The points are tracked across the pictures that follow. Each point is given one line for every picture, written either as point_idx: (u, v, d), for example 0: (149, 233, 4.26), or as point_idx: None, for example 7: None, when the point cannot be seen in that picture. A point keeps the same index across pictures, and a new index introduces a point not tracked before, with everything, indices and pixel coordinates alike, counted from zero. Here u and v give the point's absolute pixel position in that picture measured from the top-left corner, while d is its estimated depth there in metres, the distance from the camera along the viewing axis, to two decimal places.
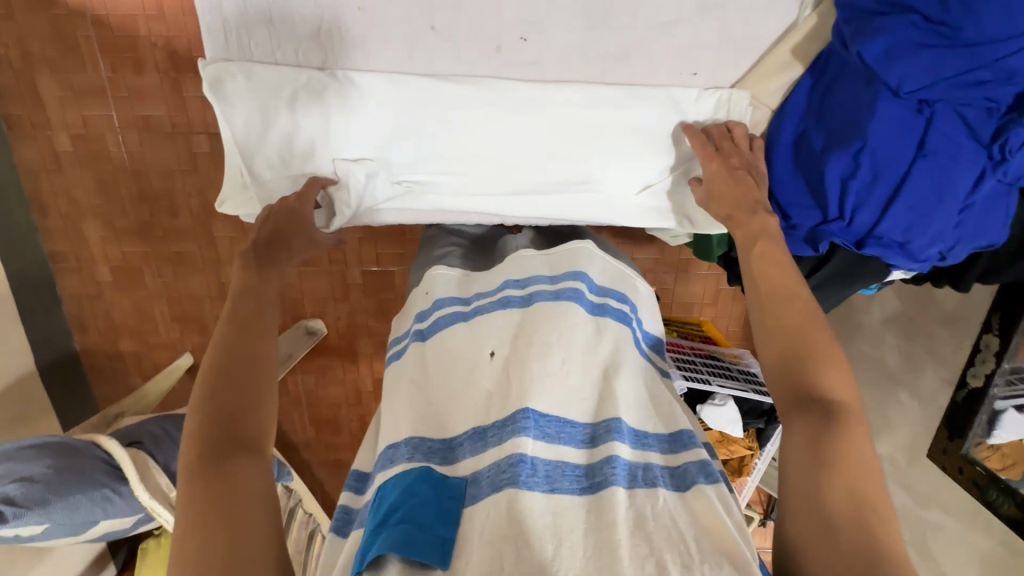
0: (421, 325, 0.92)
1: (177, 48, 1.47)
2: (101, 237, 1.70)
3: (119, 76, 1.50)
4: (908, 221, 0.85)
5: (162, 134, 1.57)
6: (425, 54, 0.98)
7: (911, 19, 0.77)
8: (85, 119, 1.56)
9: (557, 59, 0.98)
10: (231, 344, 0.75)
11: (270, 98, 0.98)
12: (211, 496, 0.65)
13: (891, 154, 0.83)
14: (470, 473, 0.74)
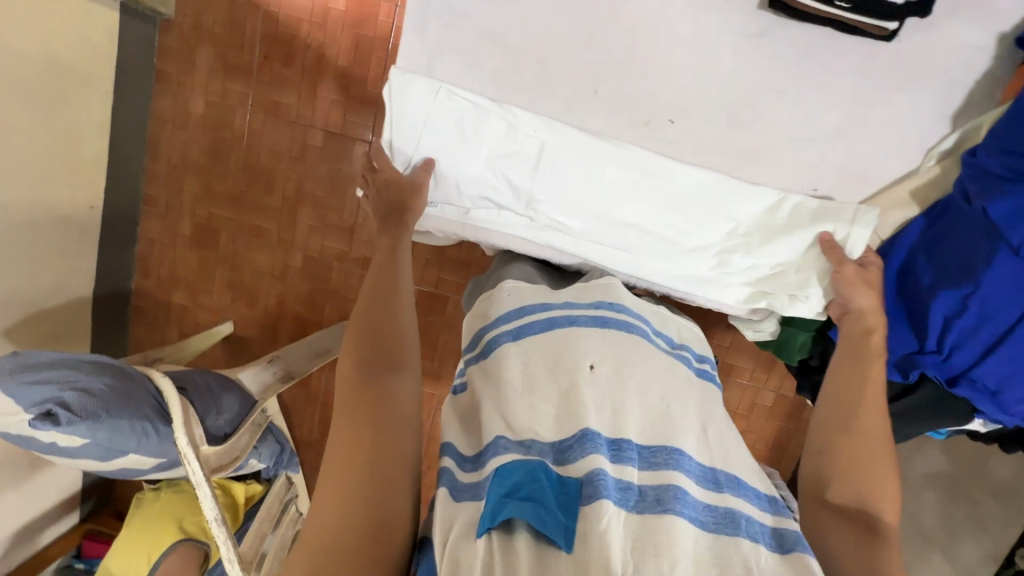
0: (512, 327, 0.92)
1: (327, 54, 1.64)
2: (196, 195, 1.82)
3: (268, 63, 1.67)
4: (1007, 368, 0.87)
5: (285, 120, 1.72)
6: (586, 107, 1.07)
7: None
8: (224, 91, 1.72)
9: (699, 141, 1.06)
10: (375, 314, 0.89)
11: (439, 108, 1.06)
12: (364, 410, 0.80)
13: (999, 301, 0.85)
14: (585, 472, 0.71)
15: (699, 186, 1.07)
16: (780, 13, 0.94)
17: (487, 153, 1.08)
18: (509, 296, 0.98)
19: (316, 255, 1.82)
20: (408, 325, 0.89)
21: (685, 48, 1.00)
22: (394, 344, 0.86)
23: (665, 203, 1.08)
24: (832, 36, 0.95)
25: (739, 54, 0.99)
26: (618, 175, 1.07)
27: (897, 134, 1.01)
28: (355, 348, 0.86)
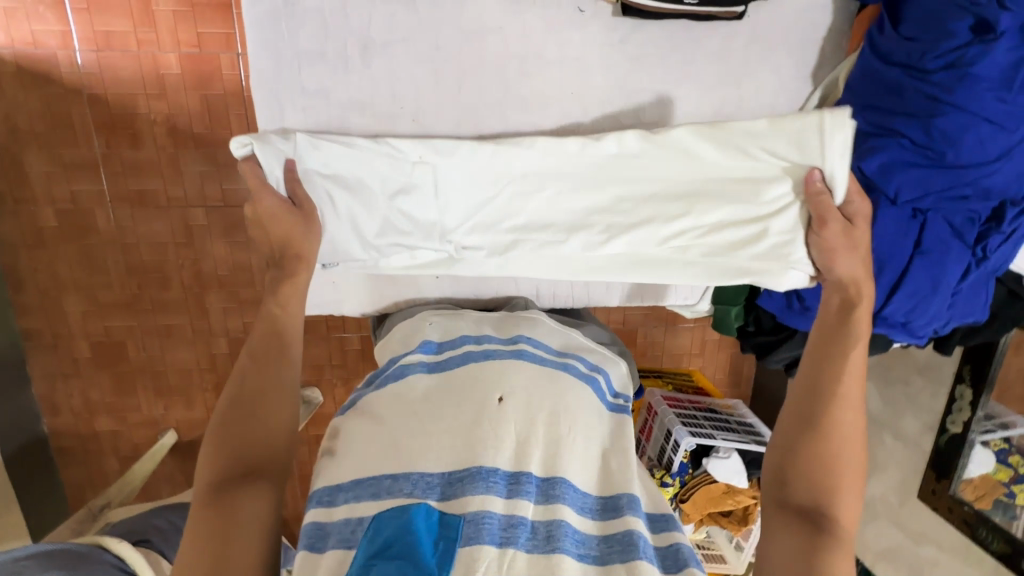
0: (427, 358, 0.91)
1: (177, 125, 1.48)
2: (82, 313, 1.62)
3: (114, 151, 1.49)
4: (907, 307, 0.81)
5: (156, 206, 1.55)
6: (491, 103, 0.87)
7: (900, 142, 0.76)
8: (74, 194, 1.52)
9: (628, 103, 0.87)
10: (243, 409, 0.78)
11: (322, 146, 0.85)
12: (213, 522, 0.71)
13: (884, 253, 0.80)
14: (470, 512, 0.70)
15: (631, 157, 0.87)
16: (638, 16, 0.80)
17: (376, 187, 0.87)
18: (433, 325, 0.98)
19: (240, 334, 1.70)
20: (282, 417, 0.80)
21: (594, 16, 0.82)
22: (262, 437, 0.78)
23: (603, 189, 0.89)
24: (691, 25, 0.83)
25: (610, 66, 0.85)
26: (529, 181, 0.88)
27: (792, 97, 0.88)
28: (217, 443, 0.76)
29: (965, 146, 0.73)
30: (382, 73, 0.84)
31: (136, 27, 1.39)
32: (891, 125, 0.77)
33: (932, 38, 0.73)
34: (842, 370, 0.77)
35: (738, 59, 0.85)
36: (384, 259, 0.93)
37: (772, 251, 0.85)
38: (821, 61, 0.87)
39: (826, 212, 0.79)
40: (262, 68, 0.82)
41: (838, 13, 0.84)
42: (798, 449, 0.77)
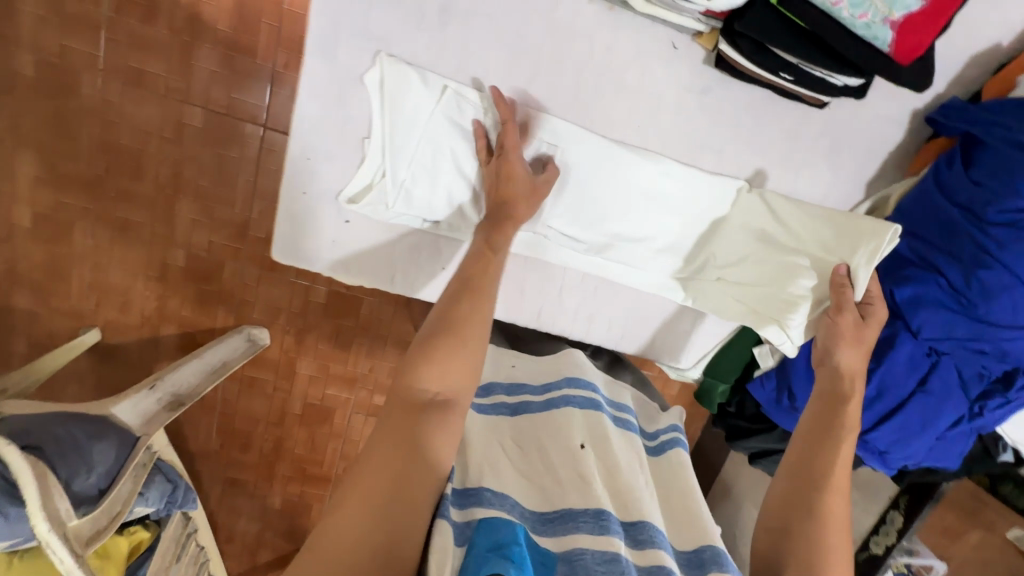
0: (508, 398, 0.88)
1: (201, 15, 1.35)
2: (34, 179, 1.47)
3: (122, 20, 1.34)
4: (894, 437, 0.82)
5: (151, 93, 1.41)
6: (577, 100, 0.81)
7: (937, 280, 0.76)
8: (63, 50, 1.36)
9: (712, 144, 0.84)
10: (439, 343, 0.68)
11: (395, 91, 0.77)
12: (397, 455, 0.63)
13: (896, 386, 0.81)
14: (563, 549, 0.66)
15: (690, 203, 0.87)
16: (725, 72, 0.78)
17: (431, 147, 0.81)
18: (517, 369, 0.93)
19: (202, 252, 1.58)
20: (468, 368, 0.69)
21: (693, 55, 0.78)
22: (450, 386, 0.67)
23: (658, 223, 0.88)
24: (775, 98, 0.81)
25: (682, 112, 0.82)
26: (614, 193, 0.85)
27: (842, 198, 0.88)
28: (405, 375, 0.67)
29: (1002, 304, 0.72)
30: (454, 44, 0.77)
31: None
32: (931, 260, 0.77)
33: (999, 191, 0.72)
34: (834, 463, 0.72)
35: (806, 147, 0.84)
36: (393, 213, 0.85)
37: (780, 306, 0.83)
38: (879, 174, 0.87)
39: (843, 301, 0.78)
40: None
41: (909, 134, 0.84)
42: (793, 530, 0.68)
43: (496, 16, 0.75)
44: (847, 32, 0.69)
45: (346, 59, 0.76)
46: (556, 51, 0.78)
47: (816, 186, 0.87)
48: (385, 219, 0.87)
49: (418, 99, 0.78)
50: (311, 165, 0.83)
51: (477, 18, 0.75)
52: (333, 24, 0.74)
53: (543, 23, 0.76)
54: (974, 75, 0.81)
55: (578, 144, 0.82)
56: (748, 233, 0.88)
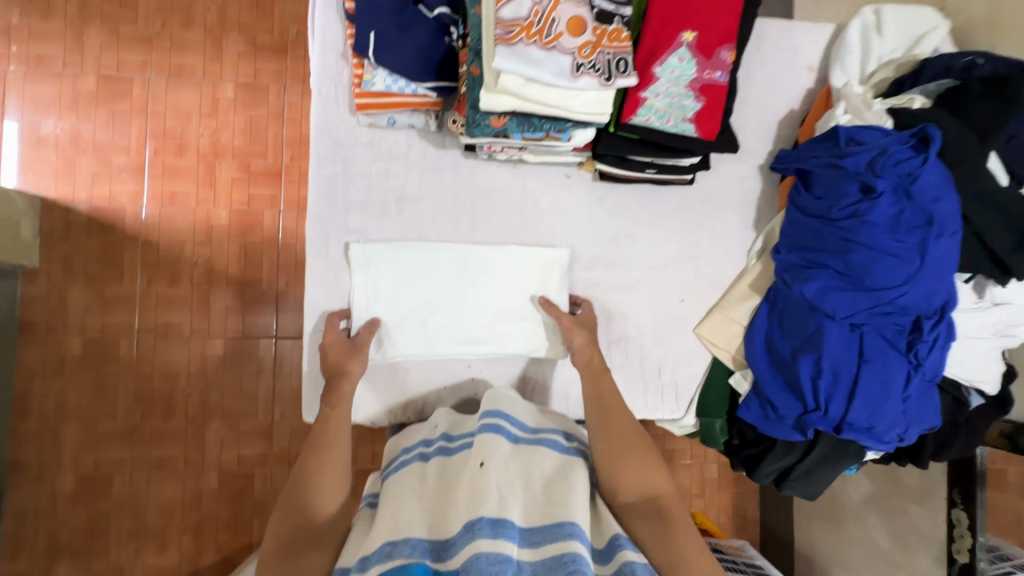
0: (424, 447, 0.81)
1: (215, 266, 1.69)
2: (77, 443, 1.62)
3: (152, 288, 1.67)
4: (865, 412, 0.83)
5: (178, 337, 1.67)
6: (526, 226, 1.00)
7: (828, 271, 0.86)
8: (104, 325, 1.65)
9: (635, 227, 1.03)
10: (311, 476, 0.78)
11: (379, 259, 0.93)
12: None
13: (838, 363, 0.84)
14: (462, 562, 0.58)
15: (646, 273, 1.02)
16: (613, 181, 0.99)
17: (420, 294, 0.95)
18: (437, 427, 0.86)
19: (232, 467, 1.67)
20: (327, 489, 0.77)
21: (579, 177, 1.01)
22: (326, 515, 0.75)
23: (627, 298, 1.02)
24: (652, 187, 1.02)
25: (592, 217, 1.02)
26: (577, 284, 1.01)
27: (741, 241, 1.05)
28: (296, 503, 0.75)
29: (880, 273, 0.81)
30: (412, 221, 0.96)
31: (198, 190, 1.70)
32: (816, 258, 0.88)
33: (833, 196, 0.86)
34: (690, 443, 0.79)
35: (695, 213, 1.04)
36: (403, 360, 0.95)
37: (709, 326, 1.00)
38: (760, 214, 1.06)
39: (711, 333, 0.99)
40: (316, 205, 0.94)
41: (765, 182, 1.06)
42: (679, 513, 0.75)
43: (444, 190, 0.97)
44: (674, 134, 0.82)
45: (335, 251, 0.94)
46: (494, 200, 0.99)
47: (718, 239, 1.04)
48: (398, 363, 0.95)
49: (399, 259, 0.94)
50: (314, 339, 0.93)
51: (427, 196, 0.97)
52: (321, 227, 0.94)
53: (477, 185, 0.98)
54: (791, 130, 1.06)
55: (540, 254, 0.98)
56: (676, 280, 1.03)
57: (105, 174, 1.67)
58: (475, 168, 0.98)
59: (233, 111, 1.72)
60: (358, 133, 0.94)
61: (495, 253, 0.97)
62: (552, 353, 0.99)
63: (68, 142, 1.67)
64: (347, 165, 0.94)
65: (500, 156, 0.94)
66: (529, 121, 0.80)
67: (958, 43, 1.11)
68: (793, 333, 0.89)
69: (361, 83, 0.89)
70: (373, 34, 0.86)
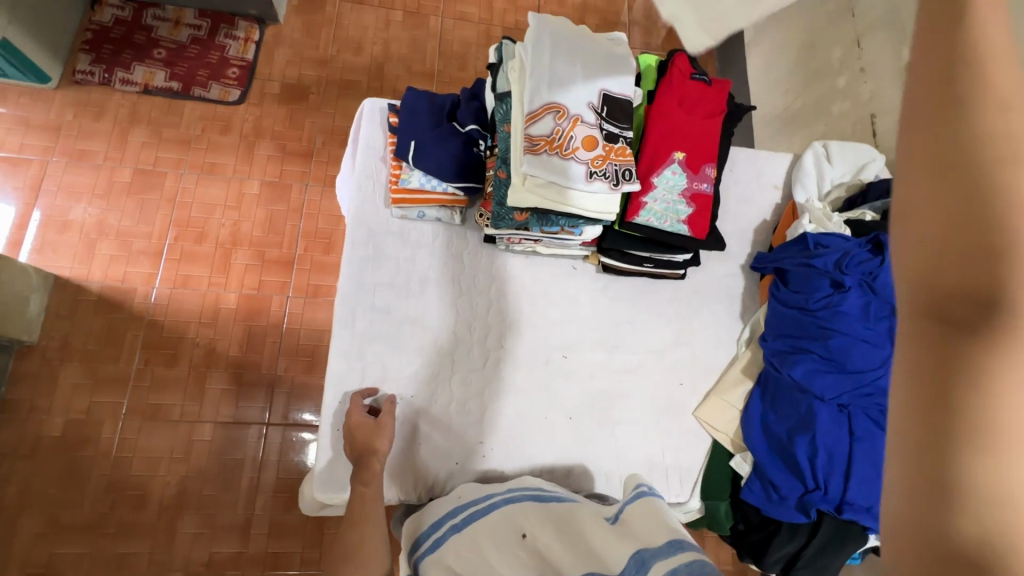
0: (452, 519, 0.83)
1: (217, 348, 1.71)
2: (33, 536, 1.49)
3: (149, 368, 1.66)
4: (860, 490, 0.88)
5: (166, 421, 1.63)
6: (541, 306, 1.08)
7: (812, 355, 0.95)
8: (91, 405, 1.61)
9: (635, 313, 1.11)
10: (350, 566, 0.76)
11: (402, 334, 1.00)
12: None
13: (831, 442, 0.90)
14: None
15: (648, 355, 1.09)
16: (614, 272, 1.11)
17: (438, 368, 1.00)
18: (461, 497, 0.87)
19: (200, 569, 1.54)
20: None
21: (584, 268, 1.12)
22: None
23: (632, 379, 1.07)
24: (650, 280, 1.13)
25: (597, 305, 1.10)
26: (588, 362, 1.07)
27: (730, 330, 1.14)
28: None
29: (855, 358, 0.91)
30: (435, 299, 1.04)
31: (211, 274, 1.77)
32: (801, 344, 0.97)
33: (806, 290, 0.99)
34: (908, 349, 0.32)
35: (688, 304, 1.14)
36: (419, 433, 0.96)
37: (706, 408, 1.06)
38: (745, 307, 1.17)
39: None
40: (348, 281, 1.01)
41: (747, 279, 1.18)
42: None
43: (467, 272, 1.06)
44: (671, 233, 0.96)
45: (362, 324, 0.99)
46: (511, 282, 1.08)
47: (710, 328, 1.14)
48: (413, 437, 0.96)
49: (422, 334, 1.01)
50: (334, 408, 0.94)
51: (450, 276, 1.05)
52: (351, 299, 1.00)
53: (496, 268, 1.08)
54: (766, 235, 1.22)
55: (554, 334, 1.07)
56: (674, 363, 1.10)
57: (123, 257, 1.75)
58: (495, 254, 1.08)
59: (255, 205, 1.87)
60: (390, 223, 1.05)
61: (512, 331, 1.05)
62: (564, 432, 1.02)
63: (93, 226, 1.76)
64: (380, 247, 1.04)
65: (516, 247, 1.06)
66: (547, 217, 0.92)
67: (894, 173, 1.33)
68: (786, 413, 0.96)
69: (398, 181, 1.03)
70: (414, 143, 1.02)
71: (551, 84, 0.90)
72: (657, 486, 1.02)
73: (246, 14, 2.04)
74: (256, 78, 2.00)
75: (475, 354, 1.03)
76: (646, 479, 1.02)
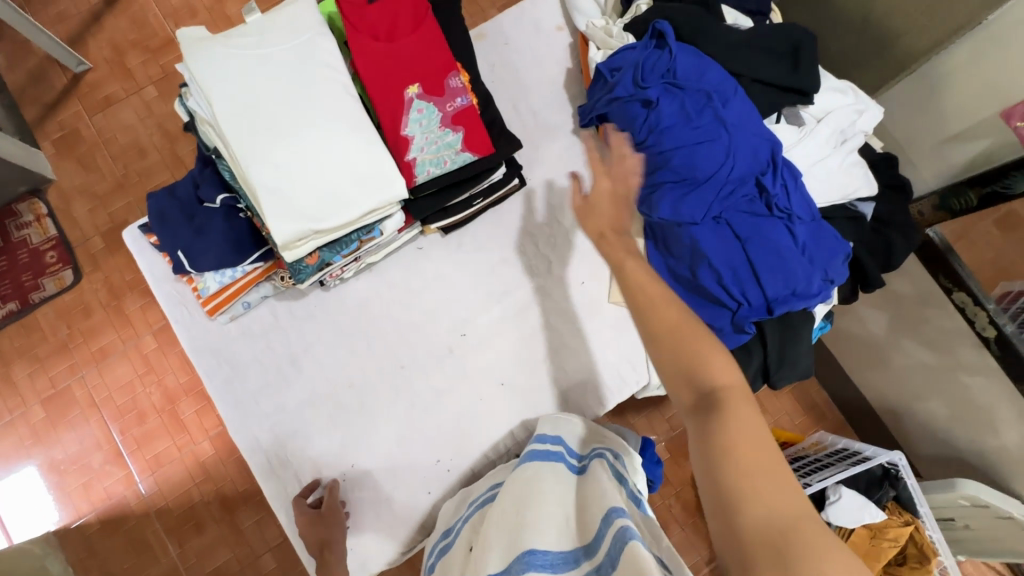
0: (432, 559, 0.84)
1: (226, 494, 1.72)
2: None
3: (185, 547, 1.70)
4: (774, 282, 0.82)
5: (232, 575, 1.68)
6: (417, 305, 1.01)
7: (665, 184, 0.85)
8: None
9: (504, 248, 1.03)
10: None
11: (307, 419, 0.96)
12: None
13: (723, 259, 0.83)
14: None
15: (538, 278, 1.03)
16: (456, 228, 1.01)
17: (360, 425, 0.97)
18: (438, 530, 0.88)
19: None
20: None
21: (431, 241, 1.03)
22: None
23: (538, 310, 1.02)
24: (496, 208, 1.04)
25: (462, 267, 1.03)
26: (489, 322, 1.01)
27: None
28: None
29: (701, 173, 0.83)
30: (315, 370, 0.98)
31: (175, 439, 1.75)
32: (652, 179, 0.86)
33: (625, 126, 0.87)
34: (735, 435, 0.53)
35: (544, 203, 1.05)
36: (379, 492, 0.95)
37: (619, 290, 1.00)
38: (600, 168, 1.06)
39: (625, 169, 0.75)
40: (228, 406, 0.96)
41: (586, 139, 1.07)
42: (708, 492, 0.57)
43: (328, 323, 1.00)
44: (459, 168, 0.85)
45: (266, 437, 0.96)
46: (374, 303, 1.01)
47: (579, 212, 1.05)
48: (377, 497, 0.95)
49: (325, 407, 0.97)
50: (290, 522, 0.93)
51: (315, 338, 0.99)
52: (240, 421, 0.96)
53: (351, 301, 1.01)
54: (579, 84, 1.09)
55: (442, 322, 1.01)
56: (566, 267, 1.03)
57: (93, 477, 1.74)
58: (339, 290, 1.00)
59: (165, 357, 1.80)
60: (225, 330, 0.98)
61: (403, 346, 1.00)
62: (507, 400, 0.99)
63: (49, 471, 1.74)
64: (234, 358, 0.98)
65: (349, 273, 0.98)
66: (337, 242, 0.84)
67: None
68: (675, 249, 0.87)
69: (199, 293, 0.94)
70: (181, 252, 0.92)
71: (234, 107, 0.75)
72: (615, 387, 1.00)
73: (18, 195, 1.86)
74: (76, 246, 1.86)
75: (385, 390, 0.98)
76: (602, 389, 1.00)
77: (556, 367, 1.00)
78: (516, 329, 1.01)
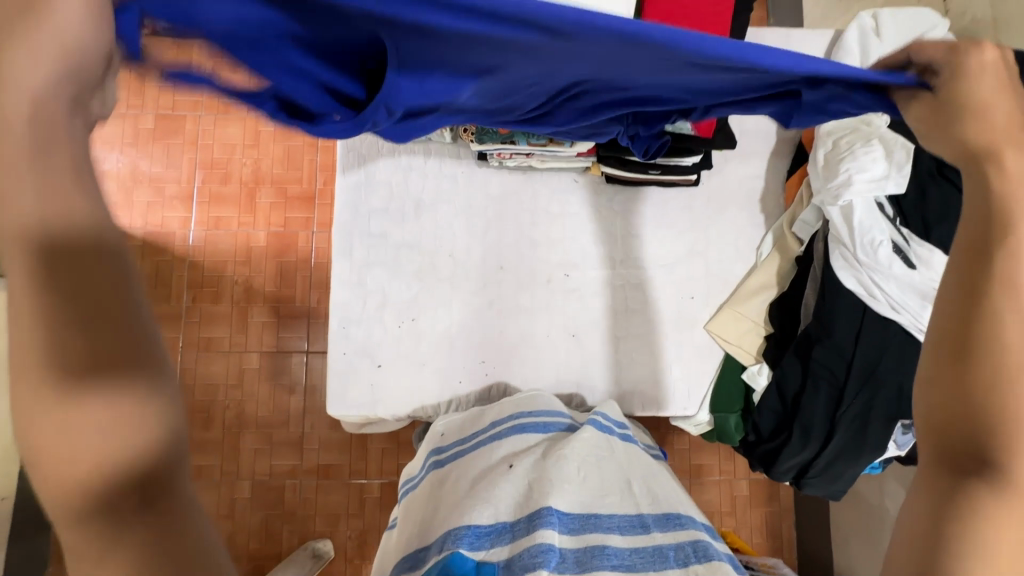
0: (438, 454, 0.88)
1: (253, 287, 1.80)
2: None
3: (197, 306, 1.79)
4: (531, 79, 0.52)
5: (219, 350, 1.77)
6: (543, 223, 1.04)
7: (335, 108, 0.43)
8: None
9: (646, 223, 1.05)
10: None
11: (400, 257, 1.01)
12: None
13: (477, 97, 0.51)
14: (503, 558, 0.62)
15: (657, 268, 1.04)
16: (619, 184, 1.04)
17: (439, 291, 1.01)
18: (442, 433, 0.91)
19: (266, 478, 1.71)
20: None
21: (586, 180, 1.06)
22: None
23: (641, 295, 1.03)
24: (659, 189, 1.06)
25: (600, 219, 1.05)
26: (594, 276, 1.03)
27: (751, 237, 1.05)
28: None
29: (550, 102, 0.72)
30: (429, 224, 1.02)
31: (240, 214, 1.83)
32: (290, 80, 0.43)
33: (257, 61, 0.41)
34: None
35: (699, 212, 1.05)
36: (424, 356, 0.99)
37: (724, 324, 0.99)
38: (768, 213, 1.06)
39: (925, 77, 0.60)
40: (343, 206, 1.01)
41: (771, 180, 1.07)
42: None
43: (464, 192, 1.04)
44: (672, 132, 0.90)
45: (360, 250, 1.00)
46: (508, 199, 1.04)
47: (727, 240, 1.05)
48: (419, 358, 0.99)
49: (419, 257, 1.01)
50: (337, 332, 0.97)
51: (446, 197, 1.03)
52: (345, 226, 1.00)
53: (491, 186, 1.04)
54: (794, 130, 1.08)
55: (554, 251, 1.03)
56: (688, 276, 1.04)
57: (159, 203, 1.83)
58: (488, 172, 1.04)
59: (272, 143, 1.87)
60: (380, 146, 1.03)
61: (513, 249, 1.03)
62: (571, 353, 1.01)
63: (129, 176, 1.83)
64: (371, 172, 1.02)
65: (509, 163, 1.01)
66: (533, 128, 0.90)
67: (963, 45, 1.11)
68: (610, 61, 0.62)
69: None
70: None
71: None
72: (661, 399, 1.00)
73: None
74: None
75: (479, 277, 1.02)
76: (650, 395, 1.00)
77: (626, 351, 1.01)
78: (614, 297, 1.03)
